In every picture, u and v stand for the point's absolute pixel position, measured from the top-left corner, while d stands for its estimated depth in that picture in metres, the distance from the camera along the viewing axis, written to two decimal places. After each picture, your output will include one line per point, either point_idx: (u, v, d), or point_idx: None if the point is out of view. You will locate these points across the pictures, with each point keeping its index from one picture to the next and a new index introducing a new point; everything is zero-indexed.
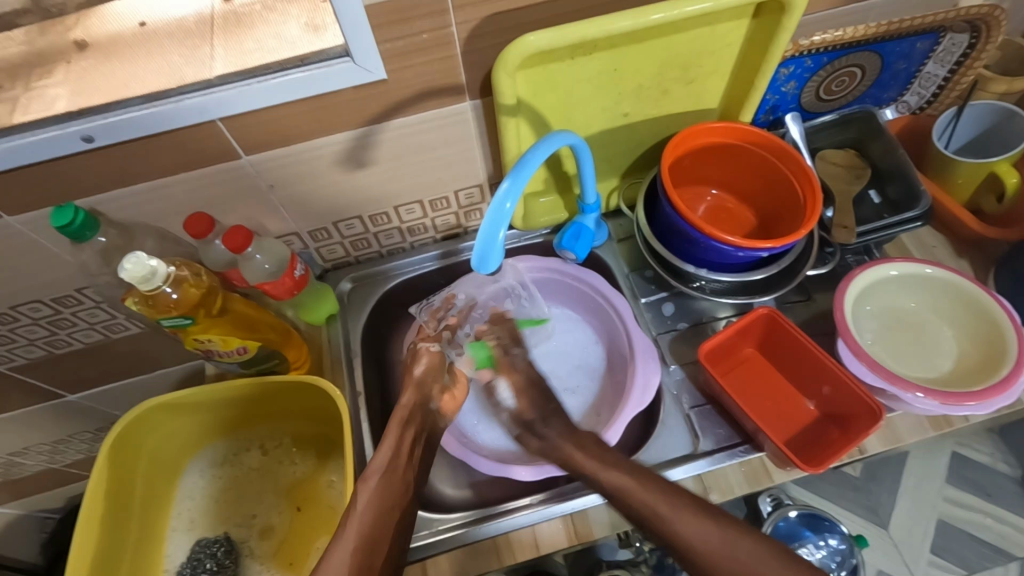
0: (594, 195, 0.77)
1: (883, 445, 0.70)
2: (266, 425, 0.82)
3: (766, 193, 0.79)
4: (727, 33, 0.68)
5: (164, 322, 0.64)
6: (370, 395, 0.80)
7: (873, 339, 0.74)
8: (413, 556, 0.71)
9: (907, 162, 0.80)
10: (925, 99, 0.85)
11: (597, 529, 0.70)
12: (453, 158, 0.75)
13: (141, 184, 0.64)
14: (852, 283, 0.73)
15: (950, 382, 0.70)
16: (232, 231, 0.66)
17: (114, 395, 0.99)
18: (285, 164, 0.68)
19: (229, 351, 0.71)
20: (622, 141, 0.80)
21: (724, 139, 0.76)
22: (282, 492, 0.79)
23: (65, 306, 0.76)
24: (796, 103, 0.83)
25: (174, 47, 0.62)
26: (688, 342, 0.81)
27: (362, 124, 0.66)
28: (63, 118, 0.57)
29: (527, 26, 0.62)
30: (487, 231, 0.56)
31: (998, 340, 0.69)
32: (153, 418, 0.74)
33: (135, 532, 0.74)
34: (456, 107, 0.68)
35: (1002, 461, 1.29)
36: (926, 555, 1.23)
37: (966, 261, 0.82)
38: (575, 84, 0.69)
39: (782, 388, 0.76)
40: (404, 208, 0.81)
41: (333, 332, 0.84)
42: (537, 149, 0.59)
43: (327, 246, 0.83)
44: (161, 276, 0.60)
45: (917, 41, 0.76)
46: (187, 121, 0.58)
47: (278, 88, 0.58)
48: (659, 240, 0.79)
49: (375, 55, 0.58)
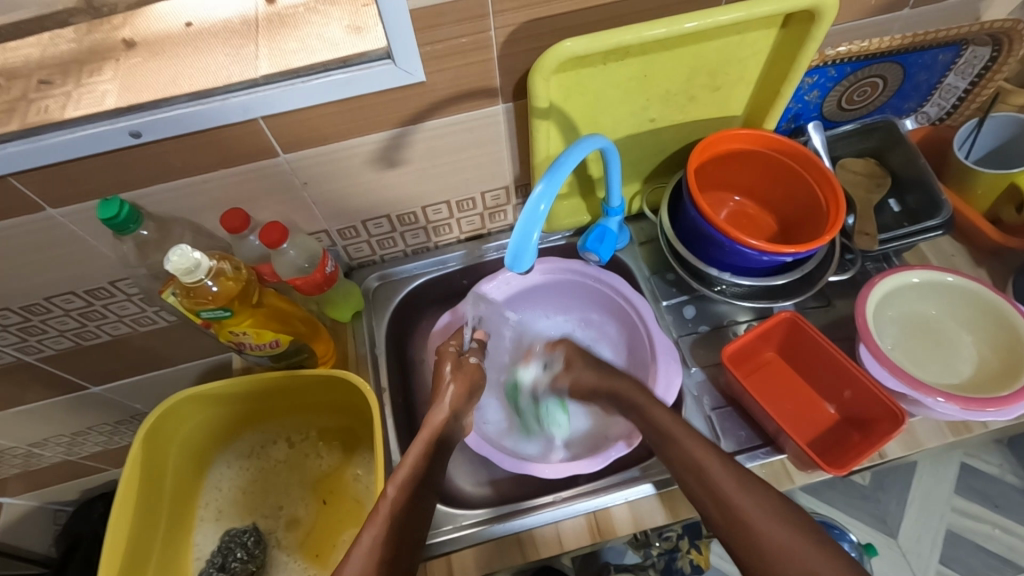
0: (619, 199, 0.79)
1: (903, 449, 0.71)
2: (293, 419, 0.83)
3: (790, 200, 0.80)
4: (756, 41, 0.69)
5: (203, 313, 0.65)
6: (394, 391, 0.82)
7: (893, 344, 0.76)
8: (437, 551, 0.71)
9: (928, 172, 0.81)
10: (945, 110, 0.86)
11: (618, 527, 0.71)
12: (483, 159, 0.76)
13: (182, 179, 0.66)
14: (874, 289, 0.75)
15: (970, 387, 0.71)
16: (268, 227, 0.68)
17: (137, 388, 1.01)
18: (320, 162, 0.69)
19: (261, 344, 0.73)
20: (648, 146, 0.81)
21: (749, 146, 0.78)
22: (309, 484, 0.81)
23: (99, 298, 0.78)
24: (817, 112, 0.85)
25: (220, 46, 0.63)
26: (709, 345, 0.82)
27: (397, 125, 0.67)
28: (113, 114, 0.59)
29: (563, 31, 0.63)
30: (522, 230, 0.58)
31: (1019, 347, 0.70)
32: (185, 408, 0.75)
33: (166, 520, 0.75)
34: (489, 110, 0.70)
35: (1012, 473, 1.30)
36: (934, 564, 1.23)
37: (984, 271, 0.83)
38: (606, 89, 0.71)
39: (803, 392, 0.77)
40: (431, 209, 0.82)
41: (358, 329, 0.85)
42: (571, 152, 0.61)
43: (355, 244, 0.84)
44: (204, 269, 0.61)
45: (940, 54, 0.77)
46: (232, 118, 0.60)
47: (322, 88, 0.60)
48: (683, 244, 0.80)
49: (416, 57, 0.60)
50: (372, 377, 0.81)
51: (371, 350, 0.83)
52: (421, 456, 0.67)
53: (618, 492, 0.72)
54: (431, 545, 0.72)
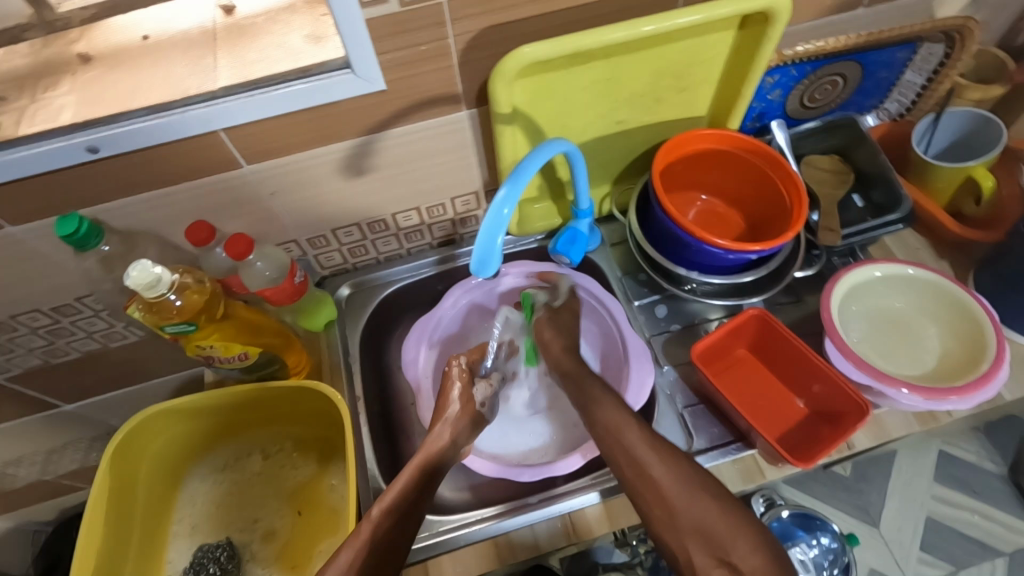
0: (588, 201, 0.79)
1: (871, 441, 0.72)
2: (267, 430, 0.83)
3: (756, 198, 0.82)
4: (715, 43, 0.70)
5: (167, 328, 0.65)
6: (369, 400, 0.81)
7: (859, 337, 0.77)
8: (414, 559, 0.71)
9: (889, 167, 0.82)
10: (904, 106, 0.88)
11: (593, 527, 0.72)
12: (450, 166, 0.77)
13: (144, 193, 0.65)
14: (839, 284, 0.76)
15: (935, 377, 0.72)
16: (234, 239, 0.67)
17: (110, 404, 0.99)
18: (285, 172, 0.69)
19: (229, 357, 0.72)
20: (615, 148, 0.82)
21: (714, 146, 0.78)
22: (284, 496, 0.80)
23: (65, 315, 0.77)
24: (781, 110, 0.86)
25: (178, 58, 0.63)
26: (682, 343, 0.83)
27: (362, 133, 0.67)
28: (68, 129, 0.58)
29: (523, 37, 0.64)
30: (486, 236, 0.58)
31: (980, 337, 0.72)
32: (154, 424, 0.74)
33: (137, 537, 0.74)
34: (453, 116, 0.70)
35: (989, 459, 1.32)
36: (915, 552, 1.25)
37: (948, 263, 0.84)
38: (569, 93, 0.71)
39: (773, 387, 0.78)
40: (402, 215, 0.82)
41: (331, 338, 0.85)
42: (532, 158, 0.60)
43: (326, 253, 0.84)
44: (166, 283, 0.61)
45: (897, 51, 0.79)
46: (191, 131, 0.59)
47: (281, 99, 0.59)
48: (652, 244, 0.81)
49: (375, 66, 0.60)
50: (347, 386, 0.81)
51: (346, 359, 0.83)
52: (410, 482, 0.67)
53: (593, 493, 0.73)
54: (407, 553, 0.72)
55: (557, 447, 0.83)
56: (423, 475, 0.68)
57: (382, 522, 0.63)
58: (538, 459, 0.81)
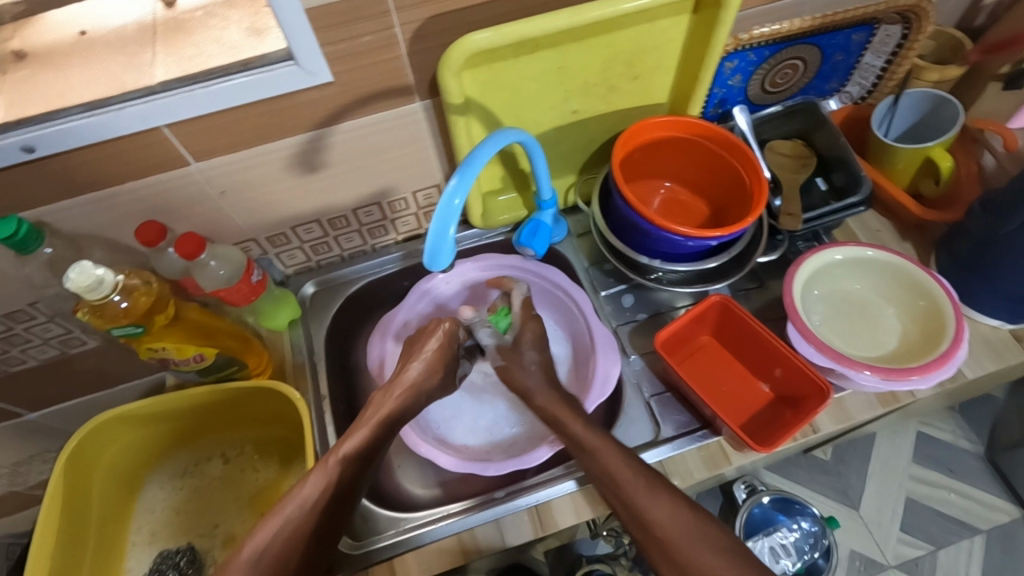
0: (549, 191, 0.78)
1: (835, 424, 0.72)
2: (228, 434, 0.81)
3: (717, 185, 0.81)
4: (668, 28, 0.70)
5: (114, 331, 0.63)
6: (334, 399, 0.80)
7: (821, 321, 0.77)
8: (380, 557, 0.71)
9: (849, 150, 0.82)
10: (866, 88, 0.88)
11: (559, 519, 0.71)
12: (406, 159, 0.75)
13: (88, 194, 0.63)
14: (800, 268, 0.76)
15: (895, 358, 0.73)
16: (183, 238, 0.66)
17: (75, 412, 0.97)
18: (234, 169, 0.67)
19: (184, 359, 0.70)
20: (575, 137, 0.81)
21: (673, 132, 0.78)
22: (246, 499, 0.79)
23: (17, 322, 0.75)
24: (742, 96, 0.86)
25: (115, 54, 0.61)
26: (648, 332, 0.82)
27: (313, 127, 0.66)
28: (1, 130, 0.56)
29: (471, 26, 0.63)
30: (436, 228, 0.57)
31: (937, 316, 0.72)
32: (107, 430, 0.73)
33: (93, 546, 0.73)
34: (406, 108, 0.69)
35: (964, 438, 1.34)
36: (895, 533, 1.26)
37: (910, 244, 0.85)
38: (522, 82, 0.70)
39: (737, 373, 0.78)
40: (362, 211, 0.81)
41: (294, 337, 0.83)
42: (483, 146, 0.59)
43: (287, 252, 0.83)
44: (109, 285, 0.59)
45: (853, 34, 0.79)
46: (129, 129, 0.58)
47: (222, 93, 0.58)
48: (614, 234, 0.80)
49: (319, 57, 0.59)
50: (310, 385, 0.80)
51: (309, 358, 0.82)
52: (373, 433, 0.68)
53: (558, 486, 0.72)
54: (373, 551, 0.71)
55: (514, 445, 0.81)
56: (386, 429, 0.69)
57: (345, 466, 0.64)
58: (501, 453, 0.80)
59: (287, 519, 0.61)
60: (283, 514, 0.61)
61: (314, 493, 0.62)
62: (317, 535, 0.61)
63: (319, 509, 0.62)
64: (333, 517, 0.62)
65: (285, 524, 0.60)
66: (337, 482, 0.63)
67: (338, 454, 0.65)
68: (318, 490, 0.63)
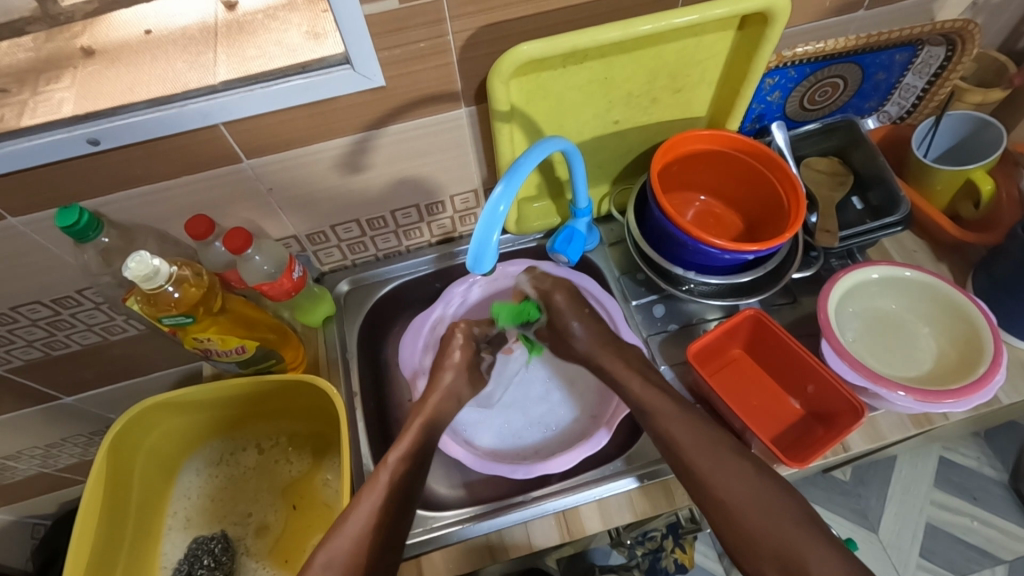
0: (586, 200, 0.79)
1: (866, 443, 0.72)
2: (262, 425, 0.83)
3: (752, 199, 0.82)
4: (713, 44, 0.71)
5: (165, 320, 0.65)
6: (365, 396, 0.82)
7: (855, 337, 0.77)
8: (408, 554, 0.72)
9: (888, 170, 0.82)
10: (905, 108, 0.88)
11: (586, 525, 0.72)
12: (448, 163, 0.77)
13: (144, 187, 0.66)
14: (836, 285, 0.76)
15: (932, 380, 0.72)
16: (232, 233, 0.68)
17: (108, 398, 0.99)
18: (285, 168, 0.69)
19: (227, 350, 0.72)
20: (613, 147, 0.82)
21: (712, 146, 0.79)
22: (277, 490, 0.81)
23: (65, 307, 0.77)
24: (781, 112, 0.86)
25: (178, 53, 0.64)
26: (678, 343, 0.83)
27: (361, 129, 0.68)
28: (70, 122, 0.59)
29: (521, 35, 0.64)
30: (482, 233, 0.58)
31: (976, 340, 0.72)
32: (149, 417, 0.75)
33: (131, 530, 0.75)
34: (452, 114, 0.70)
35: (988, 465, 1.31)
36: (914, 558, 1.24)
37: (946, 266, 0.85)
38: (566, 92, 0.72)
39: (768, 388, 0.78)
40: (401, 212, 0.82)
41: (328, 334, 0.85)
42: (529, 154, 0.60)
43: (325, 249, 0.84)
44: (164, 275, 0.61)
45: (896, 54, 0.79)
46: (190, 125, 0.60)
47: (280, 94, 0.60)
48: (649, 244, 0.81)
49: (375, 62, 0.61)
50: (344, 381, 0.81)
51: (342, 355, 0.83)
52: (418, 436, 0.74)
53: (587, 491, 0.73)
54: (401, 548, 0.72)
55: (543, 446, 0.82)
56: (429, 429, 0.75)
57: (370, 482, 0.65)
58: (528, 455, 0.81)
59: (358, 522, 0.65)
60: (358, 517, 0.65)
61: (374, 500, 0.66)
62: (383, 539, 0.64)
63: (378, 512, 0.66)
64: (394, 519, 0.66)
65: (365, 526, 0.65)
66: (390, 488, 0.68)
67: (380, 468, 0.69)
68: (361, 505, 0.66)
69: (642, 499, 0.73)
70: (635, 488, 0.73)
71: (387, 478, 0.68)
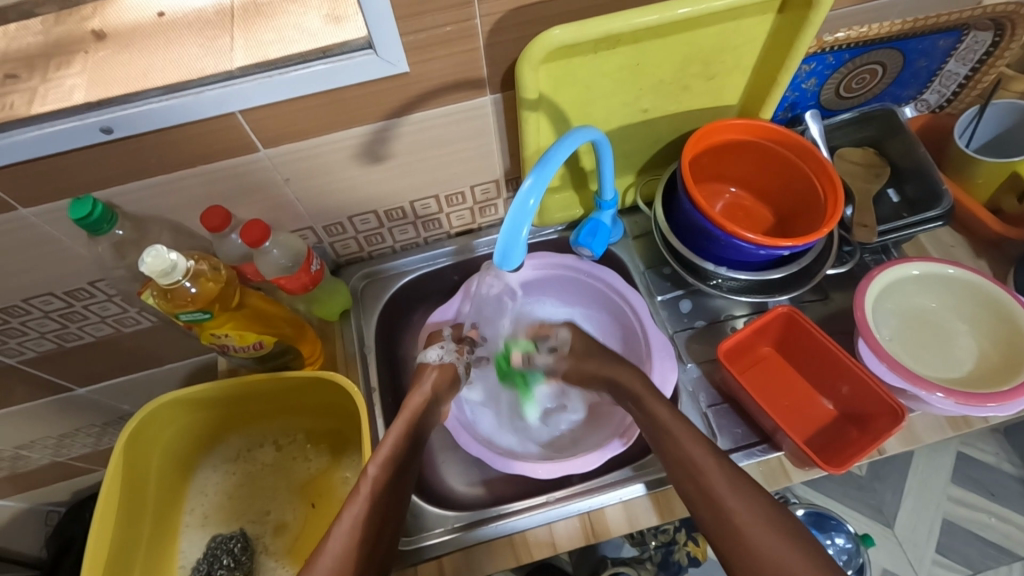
0: (612, 192, 0.76)
1: (902, 446, 0.69)
2: (280, 421, 0.82)
3: (787, 192, 0.78)
4: (751, 29, 0.67)
5: (182, 316, 0.64)
6: (383, 391, 0.80)
7: (891, 336, 0.74)
8: (428, 554, 0.70)
9: (927, 161, 0.79)
10: (945, 97, 0.84)
11: (612, 527, 0.70)
12: (469, 153, 0.74)
13: (158, 177, 0.63)
14: (873, 281, 0.73)
15: (972, 382, 0.69)
16: (249, 225, 0.65)
17: (122, 389, 0.98)
18: (303, 157, 0.67)
19: (244, 346, 0.71)
20: (640, 136, 0.79)
21: (744, 136, 0.75)
22: (297, 488, 0.79)
23: (78, 299, 0.76)
24: (815, 100, 0.83)
25: (193, 37, 0.61)
26: (706, 340, 0.80)
27: (381, 117, 0.65)
28: (82, 110, 0.56)
29: (551, 19, 0.61)
30: (511, 228, 0.56)
31: (1020, 341, 0.69)
32: (167, 412, 0.73)
33: (149, 528, 0.74)
34: (476, 101, 0.67)
35: (1008, 461, 1.29)
36: (930, 554, 1.23)
37: (985, 261, 0.82)
38: (596, 79, 0.68)
39: (801, 388, 0.76)
40: (419, 203, 0.80)
41: (345, 328, 0.83)
42: (560, 145, 0.57)
43: (341, 241, 0.82)
44: (181, 269, 0.59)
45: (940, 40, 0.75)
46: (207, 113, 0.57)
47: (298, 80, 0.57)
48: (678, 238, 0.78)
49: (398, 47, 0.58)
50: (361, 377, 0.79)
51: (360, 350, 0.81)
52: (404, 432, 0.68)
53: (613, 492, 0.71)
54: (421, 548, 0.71)
55: (592, 423, 0.83)
56: (415, 429, 0.69)
57: (379, 476, 0.64)
58: (579, 448, 0.80)
59: (341, 536, 0.60)
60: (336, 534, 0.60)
61: (356, 513, 0.61)
62: (370, 549, 0.60)
63: (364, 524, 0.60)
64: (379, 534, 0.61)
65: (348, 537, 0.60)
66: (376, 495, 0.62)
67: (369, 467, 0.64)
68: (360, 504, 0.61)
69: (669, 500, 0.71)
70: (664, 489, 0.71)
71: (373, 482, 0.63)
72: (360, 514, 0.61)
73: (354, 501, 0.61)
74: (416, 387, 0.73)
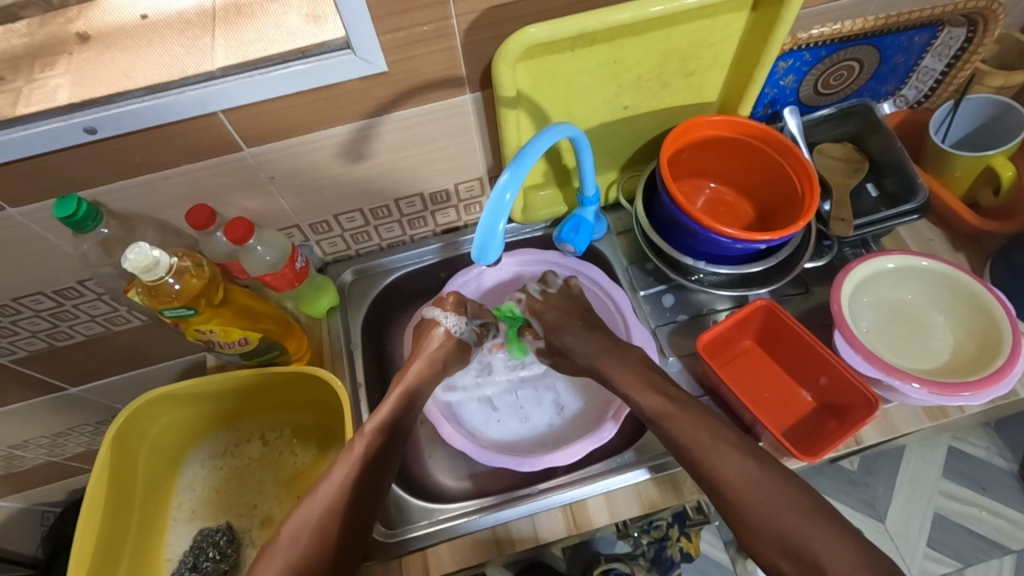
0: (594, 187, 0.77)
1: (880, 436, 0.70)
2: (266, 416, 0.83)
3: (766, 186, 0.79)
4: (726, 26, 0.68)
5: (166, 312, 0.65)
6: (370, 387, 0.81)
7: (868, 328, 0.75)
8: (413, 546, 0.72)
9: (904, 155, 0.80)
10: (923, 93, 0.86)
11: (594, 518, 0.71)
12: (452, 150, 0.75)
13: (143, 176, 0.64)
14: (850, 274, 0.74)
15: (947, 372, 0.70)
16: (233, 222, 0.67)
17: (114, 387, 0.99)
18: (286, 156, 0.68)
19: (230, 342, 0.72)
20: (622, 133, 0.80)
21: (722, 132, 0.77)
22: (283, 483, 0.80)
23: (67, 298, 0.77)
24: (794, 97, 0.84)
25: (176, 37, 0.62)
26: (688, 334, 0.81)
27: (363, 116, 0.66)
28: (66, 110, 0.57)
29: (527, 17, 0.62)
30: (488, 222, 0.57)
31: (994, 332, 0.70)
32: (154, 407, 0.74)
33: (136, 522, 0.75)
34: (456, 99, 0.68)
35: (998, 455, 1.30)
36: (921, 547, 1.23)
37: (963, 255, 0.83)
38: (574, 77, 0.70)
39: (780, 381, 0.77)
40: (404, 201, 0.81)
41: (332, 324, 0.84)
42: (537, 140, 0.58)
43: (328, 238, 0.83)
44: (164, 266, 0.61)
45: (916, 35, 0.76)
46: (189, 113, 0.58)
47: (278, 80, 0.58)
48: (658, 234, 0.79)
49: (376, 46, 0.59)
50: (348, 373, 0.80)
51: (347, 346, 0.82)
52: (398, 402, 0.71)
53: (595, 483, 0.72)
54: (407, 540, 0.72)
55: (574, 420, 0.83)
56: (409, 398, 0.72)
57: (371, 441, 0.67)
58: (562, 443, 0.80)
59: (328, 493, 0.64)
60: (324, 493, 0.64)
61: (345, 473, 0.65)
62: (356, 513, 0.64)
63: (352, 489, 0.64)
64: (367, 497, 0.65)
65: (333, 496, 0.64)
66: (366, 457, 0.66)
67: (365, 427, 0.68)
68: (348, 467, 0.65)
69: (651, 492, 0.72)
70: (643, 481, 0.72)
71: (364, 448, 0.67)
72: (343, 477, 0.65)
73: (344, 462, 0.66)
74: (421, 356, 0.77)
